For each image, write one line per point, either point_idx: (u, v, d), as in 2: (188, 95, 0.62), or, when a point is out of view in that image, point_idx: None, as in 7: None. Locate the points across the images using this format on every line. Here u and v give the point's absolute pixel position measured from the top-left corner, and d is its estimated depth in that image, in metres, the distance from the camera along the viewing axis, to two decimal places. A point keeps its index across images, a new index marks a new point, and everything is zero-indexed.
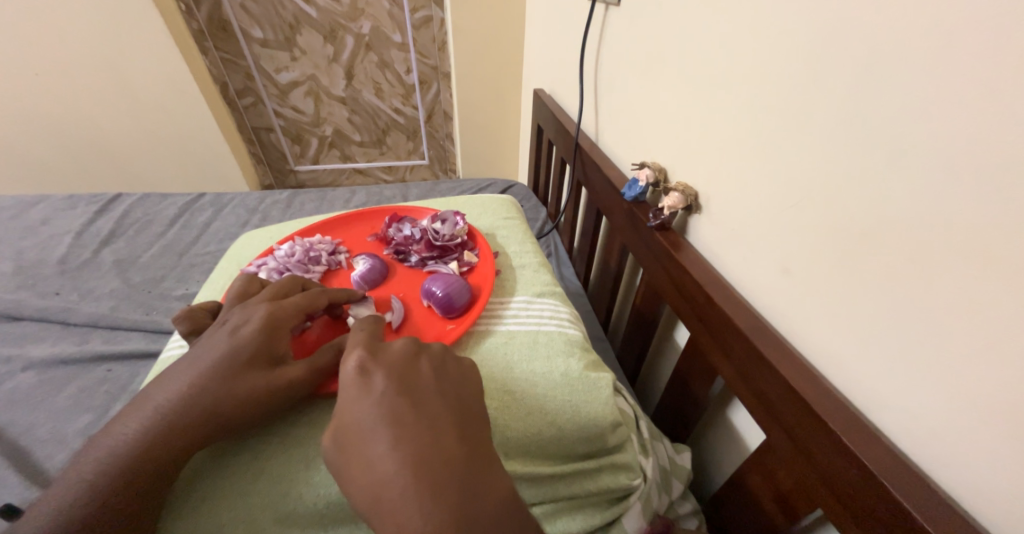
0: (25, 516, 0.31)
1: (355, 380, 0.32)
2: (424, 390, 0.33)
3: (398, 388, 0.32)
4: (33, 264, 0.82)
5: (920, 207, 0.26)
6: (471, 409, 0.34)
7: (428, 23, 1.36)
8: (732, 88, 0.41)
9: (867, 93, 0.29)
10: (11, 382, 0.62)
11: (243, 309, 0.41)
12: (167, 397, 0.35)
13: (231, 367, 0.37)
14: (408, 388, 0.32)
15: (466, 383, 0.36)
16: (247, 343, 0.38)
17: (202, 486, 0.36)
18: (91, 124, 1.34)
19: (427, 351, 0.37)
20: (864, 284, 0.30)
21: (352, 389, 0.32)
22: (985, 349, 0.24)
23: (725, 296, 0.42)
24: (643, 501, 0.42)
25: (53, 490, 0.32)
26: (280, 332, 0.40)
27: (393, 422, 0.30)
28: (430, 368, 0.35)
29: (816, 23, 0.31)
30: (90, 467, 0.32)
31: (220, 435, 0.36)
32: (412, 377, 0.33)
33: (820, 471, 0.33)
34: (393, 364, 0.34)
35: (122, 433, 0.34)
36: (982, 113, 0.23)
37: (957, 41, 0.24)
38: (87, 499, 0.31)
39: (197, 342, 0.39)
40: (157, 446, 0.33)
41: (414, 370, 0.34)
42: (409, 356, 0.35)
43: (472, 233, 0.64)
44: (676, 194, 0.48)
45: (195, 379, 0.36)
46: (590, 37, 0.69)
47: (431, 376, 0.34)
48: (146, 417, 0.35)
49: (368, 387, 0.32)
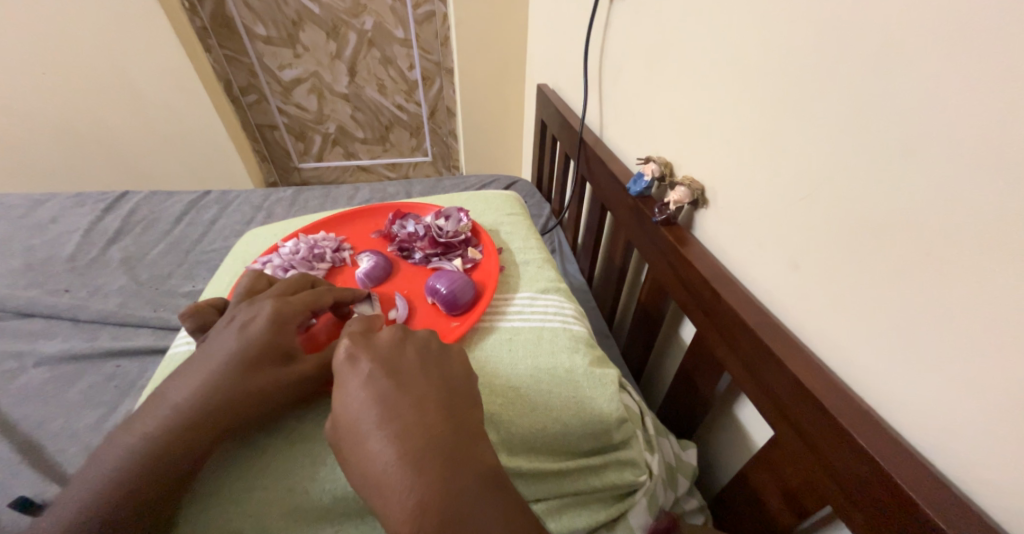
0: (50, 512, 0.31)
1: (344, 365, 0.33)
2: (409, 371, 0.33)
3: (383, 370, 0.33)
4: (42, 261, 0.83)
5: (934, 201, 0.26)
6: (459, 390, 0.34)
7: (430, 18, 1.36)
8: (739, 80, 0.40)
9: (879, 84, 0.28)
10: (24, 377, 0.63)
11: (250, 306, 0.41)
12: (181, 394, 0.36)
13: (239, 363, 0.37)
14: (393, 369, 0.33)
15: (453, 366, 0.36)
16: (255, 339, 0.38)
17: (213, 481, 0.36)
18: (99, 123, 1.35)
19: (413, 336, 0.37)
20: (876, 278, 0.30)
21: (341, 374, 0.33)
22: (1000, 344, 0.23)
23: (732, 292, 0.42)
24: (649, 497, 0.42)
25: (75, 484, 0.33)
26: (287, 328, 0.40)
27: (379, 402, 0.31)
28: (415, 352, 0.35)
29: (826, 14, 0.31)
30: (111, 464, 0.33)
31: (232, 432, 0.36)
32: (398, 361, 0.34)
33: (829, 468, 0.32)
34: (380, 348, 0.34)
35: (140, 430, 0.34)
36: (999, 106, 0.22)
37: (971, 31, 0.23)
38: (110, 496, 0.32)
39: (208, 339, 0.39)
40: (172, 444, 0.34)
41: (400, 354, 0.35)
42: (395, 341, 0.35)
43: (476, 230, 0.63)
44: (683, 188, 0.48)
45: (207, 375, 0.36)
46: (594, 30, 0.68)
47: (416, 359, 0.35)
48: (162, 414, 0.35)
49: (354, 371, 0.33)
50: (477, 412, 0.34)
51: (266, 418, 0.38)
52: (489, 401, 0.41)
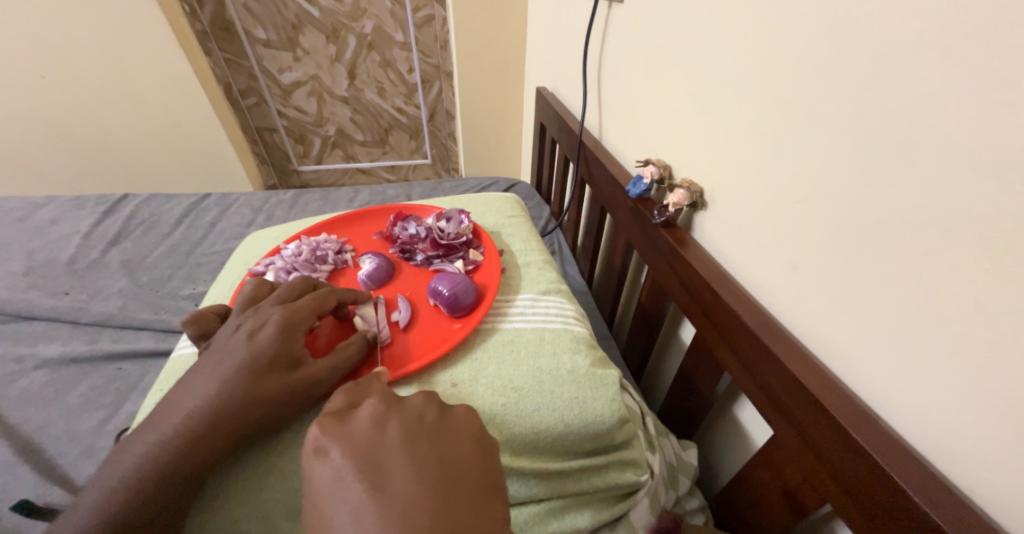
0: (69, 518, 0.32)
1: (317, 460, 0.29)
2: (392, 462, 0.28)
3: (357, 464, 0.28)
4: (42, 264, 0.83)
5: (931, 202, 0.26)
6: (459, 478, 0.28)
7: (430, 21, 1.36)
8: (738, 83, 0.40)
9: (876, 87, 0.28)
10: (24, 380, 0.63)
11: (257, 313, 0.41)
12: (192, 403, 0.36)
13: (248, 371, 0.37)
14: (373, 465, 0.28)
15: (449, 442, 0.31)
16: (264, 347, 0.38)
17: (223, 481, 0.36)
18: (99, 126, 1.35)
19: (400, 409, 0.32)
20: (876, 280, 0.30)
21: (314, 470, 0.29)
22: (996, 343, 0.24)
23: (731, 292, 0.42)
24: (650, 497, 0.43)
25: (92, 489, 0.33)
26: (295, 333, 0.40)
27: (355, 513, 0.26)
28: (398, 433, 0.30)
29: (823, 22, 0.31)
30: (125, 471, 0.33)
31: (243, 435, 0.36)
32: (378, 449, 0.29)
33: (828, 465, 0.33)
34: (357, 432, 0.30)
35: (153, 438, 0.34)
36: (993, 108, 0.23)
37: (966, 35, 0.23)
38: (128, 500, 0.32)
39: (215, 346, 0.39)
40: (187, 449, 0.34)
41: (382, 437, 0.30)
42: (376, 423, 0.31)
43: (477, 231, 0.64)
44: (682, 191, 0.48)
45: (217, 385, 0.36)
46: (593, 34, 0.69)
47: (400, 442, 0.29)
48: (174, 422, 0.35)
49: (326, 468, 0.29)
50: (485, 509, 0.28)
51: (275, 425, 0.38)
52: (490, 406, 0.41)
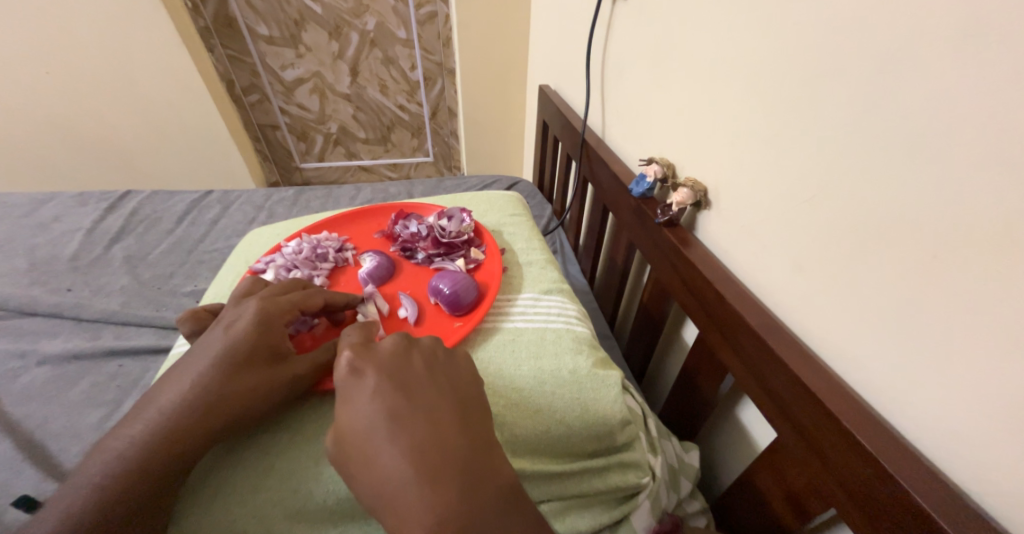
0: (39, 517, 0.32)
1: (347, 377, 0.32)
2: (418, 382, 0.32)
3: (391, 382, 0.31)
4: (45, 261, 0.83)
5: (939, 205, 0.26)
6: (472, 404, 0.33)
7: (433, 18, 1.36)
8: (743, 83, 0.40)
9: (883, 87, 0.28)
10: (26, 376, 0.63)
11: (236, 308, 0.41)
12: (170, 396, 0.36)
13: (226, 365, 0.37)
14: (401, 383, 0.32)
15: (461, 374, 0.35)
16: (241, 341, 0.38)
17: (204, 479, 0.36)
18: (101, 122, 1.35)
19: (418, 345, 0.36)
20: (881, 284, 0.29)
21: (345, 388, 0.31)
22: (1001, 347, 0.23)
23: (735, 293, 0.42)
24: (652, 500, 0.42)
25: (68, 487, 0.33)
26: (275, 328, 0.40)
27: (392, 418, 0.29)
28: (423, 363, 0.34)
29: (828, 24, 0.31)
30: (98, 469, 0.33)
31: (220, 434, 0.36)
32: (406, 372, 0.33)
33: (833, 470, 0.32)
34: (383, 359, 0.33)
35: (129, 434, 0.34)
36: (1001, 110, 0.22)
37: (979, 31, 0.23)
38: (103, 498, 0.32)
39: (196, 342, 0.40)
40: (162, 449, 0.34)
41: (408, 364, 0.33)
42: (400, 351, 0.34)
43: (478, 230, 0.63)
44: (686, 190, 0.47)
45: (196, 377, 0.36)
46: (597, 31, 0.68)
47: (425, 370, 0.33)
48: (150, 417, 0.35)
49: (358, 383, 0.31)
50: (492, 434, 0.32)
51: (258, 420, 0.38)
52: (493, 403, 0.41)
